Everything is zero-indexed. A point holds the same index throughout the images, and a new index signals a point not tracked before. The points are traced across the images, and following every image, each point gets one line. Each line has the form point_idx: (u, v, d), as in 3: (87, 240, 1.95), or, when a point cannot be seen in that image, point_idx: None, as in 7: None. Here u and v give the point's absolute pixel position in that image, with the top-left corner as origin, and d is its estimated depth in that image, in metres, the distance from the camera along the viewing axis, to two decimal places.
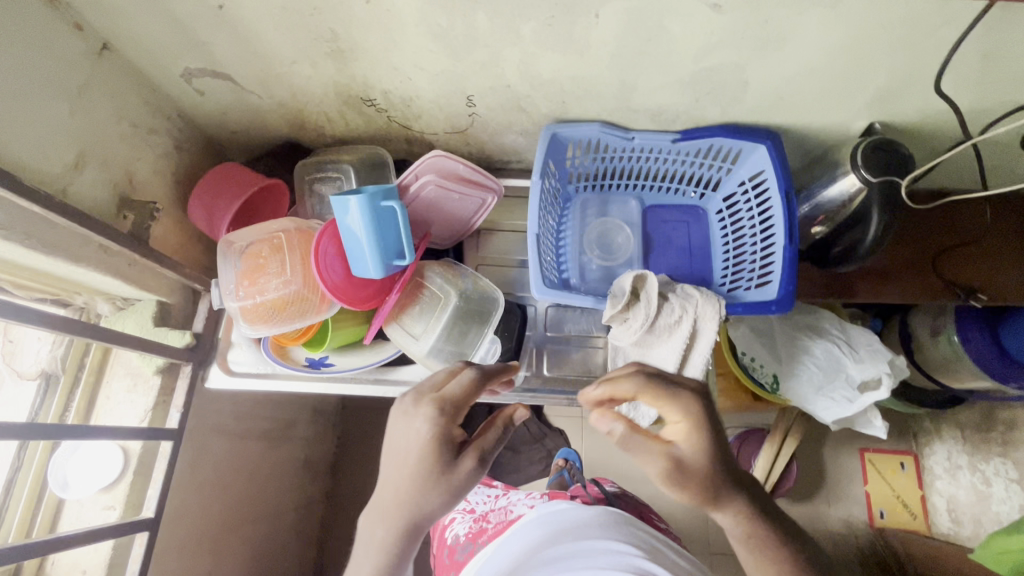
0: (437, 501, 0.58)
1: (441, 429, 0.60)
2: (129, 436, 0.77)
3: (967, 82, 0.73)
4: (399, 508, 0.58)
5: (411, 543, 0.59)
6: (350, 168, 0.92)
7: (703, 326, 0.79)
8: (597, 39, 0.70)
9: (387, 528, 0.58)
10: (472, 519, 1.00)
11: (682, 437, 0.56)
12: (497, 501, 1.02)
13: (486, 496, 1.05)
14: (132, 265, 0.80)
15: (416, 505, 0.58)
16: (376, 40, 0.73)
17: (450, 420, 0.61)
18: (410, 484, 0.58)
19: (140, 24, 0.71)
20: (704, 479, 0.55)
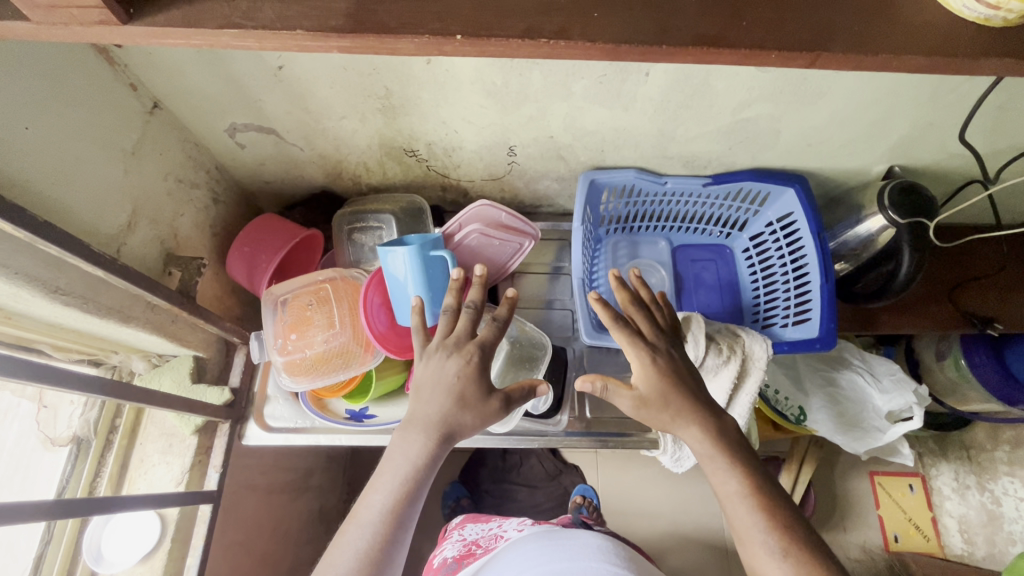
0: (473, 422, 0.60)
1: (478, 365, 0.61)
2: (172, 503, 0.74)
3: (983, 130, 0.79)
4: (435, 420, 0.60)
5: (442, 453, 0.61)
6: (391, 217, 0.93)
7: (752, 367, 0.81)
8: (644, 94, 0.73)
9: (421, 436, 0.60)
10: (462, 543, 1.00)
11: (640, 377, 0.60)
12: (489, 529, 1.02)
13: (482, 528, 1.04)
14: (175, 322, 0.78)
15: (453, 417, 0.60)
16: (428, 97, 0.74)
17: (485, 361, 0.62)
18: (446, 403, 0.60)
19: (193, 85, 0.71)
20: (662, 409, 0.60)
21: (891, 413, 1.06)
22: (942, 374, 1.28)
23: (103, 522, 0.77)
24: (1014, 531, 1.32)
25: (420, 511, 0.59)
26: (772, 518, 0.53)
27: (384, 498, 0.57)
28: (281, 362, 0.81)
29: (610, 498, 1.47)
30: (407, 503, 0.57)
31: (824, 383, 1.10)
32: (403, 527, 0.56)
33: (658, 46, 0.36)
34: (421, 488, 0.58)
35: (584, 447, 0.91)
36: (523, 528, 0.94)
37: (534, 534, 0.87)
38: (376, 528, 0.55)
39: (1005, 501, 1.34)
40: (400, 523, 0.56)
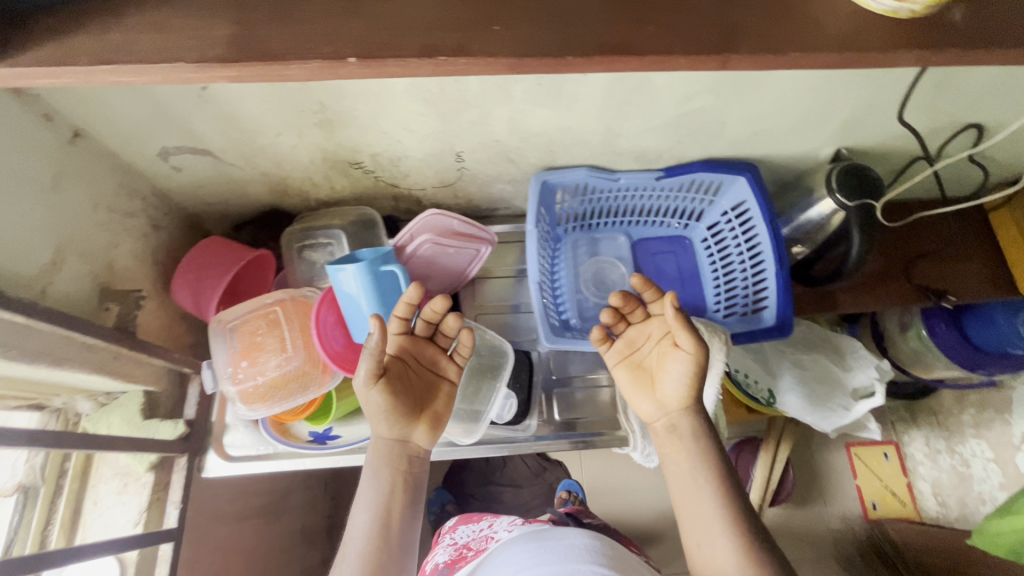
0: (419, 431, 0.67)
1: (393, 386, 0.65)
2: (127, 546, 0.72)
3: (921, 111, 0.80)
4: (394, 446, 0.66)
5: (409, 471, 0.66)
6: (341, 232, 0.91)
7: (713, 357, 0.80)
8: (585, 93, 0.72)
9: (381, 462, 0.65)
10: (453, 547, 1.00)
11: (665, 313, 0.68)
12: (480, 530, 1.01)
13: (473, 529, 1.03)
14: (117, 359, 0.75)
15: (403, 429, 0.66)
16: (364, 108, 0.72)
17: (400, 378, 0.67)
18: (389, 421, 0.65)
19: (115, 112, 0.68)
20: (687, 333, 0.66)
21: (856, 391, 1.07)
22: (906, 346, 1.31)
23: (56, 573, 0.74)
24: (983, 491, 1.35)
25: (405, 528, 0.63)
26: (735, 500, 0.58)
27: (361, 526, 0.62)
28: (234, 392, 0.78)
29: (594, 492, 1.48)
30: (383, 526, 0.62)
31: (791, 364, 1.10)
32: (388, 548, 0.61)
33: (565, 57, 0.34)
34: (393, 510, 0.63)
35: (554, 449, 0.91)
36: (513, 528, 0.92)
37: (526, 536, 0.83)
38: (360, 554, 0.60)
39: (973, 463, 1.37)
40: (383, 544, 0.61)
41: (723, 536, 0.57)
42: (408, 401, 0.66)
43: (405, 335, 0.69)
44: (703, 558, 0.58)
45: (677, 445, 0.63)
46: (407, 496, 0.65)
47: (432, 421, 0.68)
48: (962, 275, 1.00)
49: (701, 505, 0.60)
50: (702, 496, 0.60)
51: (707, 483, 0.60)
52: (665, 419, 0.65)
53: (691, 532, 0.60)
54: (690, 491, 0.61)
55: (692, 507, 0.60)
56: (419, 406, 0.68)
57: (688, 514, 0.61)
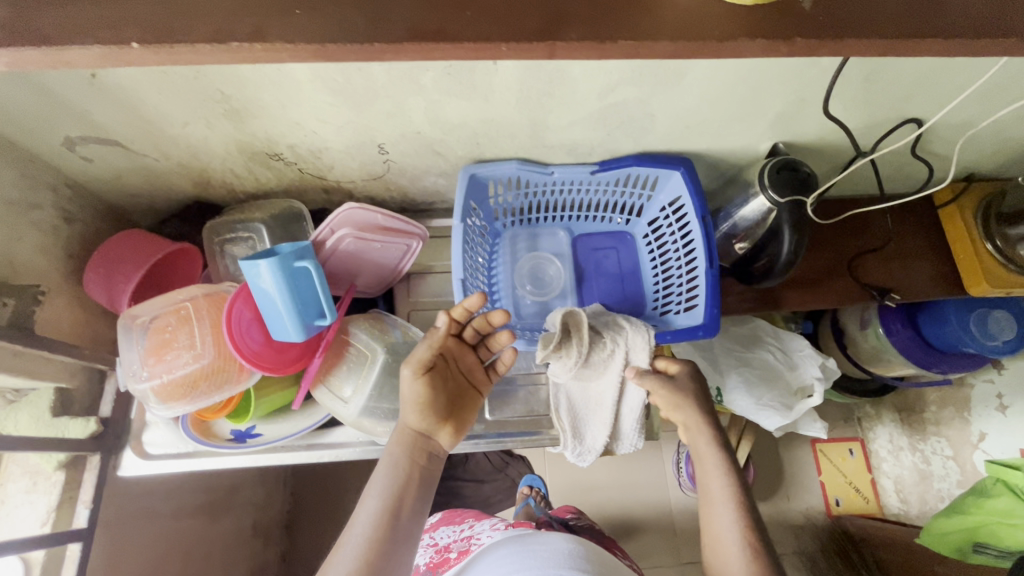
0: (443, 431, 0.73)
1: (435, 385, 0.72)
2: (27, 547, 0.70)
3: (853, 105, 0.78)
4: (418, 437, 0.72)
5: (425, 465, 0.71)
6: (262, 226, 0.88)
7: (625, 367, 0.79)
8: (499, 84, 0.70)
9: (404, 452, 0.71)
10: (434, 550, 1.00)
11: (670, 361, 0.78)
12: (461, 531, 1.01)
13: (453, 530, 1.03)
14: (18, 355, 0.73)
15: (428, 424, 0.72)
16: (269, 98, 0.69)
17: (443, 377, 0.74)
18: (417, 411, 0.71)
19: (4, 100, 0.65)
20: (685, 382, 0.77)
21: (801, 389, 1.06)
22: (865, 344, 1.29)
23: None
24: (943, 489, 1.38)
25: (412, 516, 0.67)
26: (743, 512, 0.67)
27: (371, 506, 0.66)
28: (144, 391, 0.76)
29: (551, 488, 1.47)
30: (393, 509, 0.66)
31: (737, 363, 1.09)
32: (392, 531, 0.64)
33: None
34: (406, 497, 0.68)
35: (484, 447, 0.90)
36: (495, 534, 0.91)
37: (508, 543, 0.83)
38: (367, 531, 0.64)
39: (933, 461, 1.40)
40: (387, 528, 0.64)
41: (734, 546, 0.66)
42: (445, 402, 0.74)
43: (456, 342, 0.76)
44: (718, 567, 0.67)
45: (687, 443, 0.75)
46: (420, 487, 0.69)
47: (455, 425, 0.75)
48: (905, 274, 0.98)
49: (722, 505, 0.69)
50: (720, 508, 0.69)
51: (726, 502, 0.69)
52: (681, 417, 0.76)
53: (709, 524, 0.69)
54: (709, 507, 0.70)
55: (711, 519, 0.69)
56: (450, 410, 0.74)
57: (708, 529, 0.69)
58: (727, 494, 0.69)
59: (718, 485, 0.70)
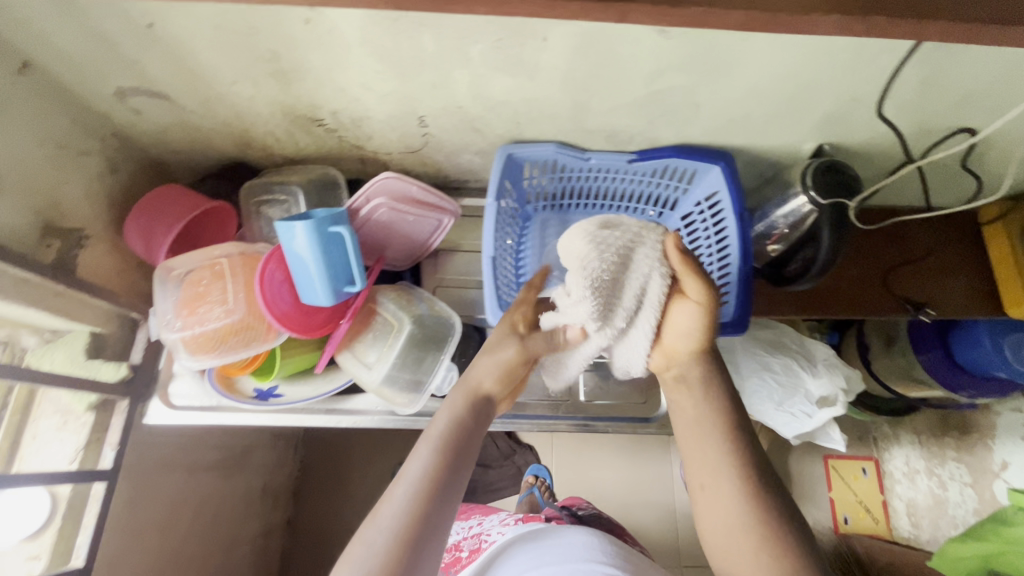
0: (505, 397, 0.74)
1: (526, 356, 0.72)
2: (55, 481, 0.73)
3: (907, 108, 0.75)
4: (475, 395, 0.69)
5: (479, 425, 0.67)
6: (298, 189, 0.90)
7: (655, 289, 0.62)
8: (547, 61, 0.69)
9: (460, 410, 0.67)
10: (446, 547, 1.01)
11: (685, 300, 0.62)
12: (471, 528, 1.02)
13: (464, 528, 1.05)
14: (59, 296, 0.76)
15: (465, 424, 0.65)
16: (318, 61, 0.70)
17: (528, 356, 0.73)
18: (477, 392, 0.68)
19: (63, 44, 0.67)
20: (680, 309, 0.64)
21: (823, 398, 1.05)
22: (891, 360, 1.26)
23: None
24: (958, 516, 1.33)
25: (463, 475, 0.62)
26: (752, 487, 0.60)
27: (422, 458, 0.61)
28: (174, 339, 0.77)
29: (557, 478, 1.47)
30: (446, 465, 0.61)
31: (758, 366, 1.07)
32: (442, 489, 0.59)
33: None
34: (461, 456, 0.63)
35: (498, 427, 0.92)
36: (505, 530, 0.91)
37: (522, 540, 0.82)
38: (417, 481, 0.59)
39: (950, 486, 1.35)
40: (439, 483, 0.59)
41: (741, 526, 0.58)
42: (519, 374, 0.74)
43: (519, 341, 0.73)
44: (724, 552, 0.59)
45: (691, 410, 0.66)
46: (473, 448, 0.65)
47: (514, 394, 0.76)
48: (942, 289, 0.95)
49: (727, 481, 0.60)
50: (723, 486, 0.60)
51: (729, 475, 0.61)
52: (675, 368, 0.67)
53: (708, 502, 0.61)
54: (711, 481, 0.61)
55: (714, 497, 0.61)
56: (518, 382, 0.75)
57: (711, 510, 0.61)
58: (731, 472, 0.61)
59: (716, 456, 0.62)
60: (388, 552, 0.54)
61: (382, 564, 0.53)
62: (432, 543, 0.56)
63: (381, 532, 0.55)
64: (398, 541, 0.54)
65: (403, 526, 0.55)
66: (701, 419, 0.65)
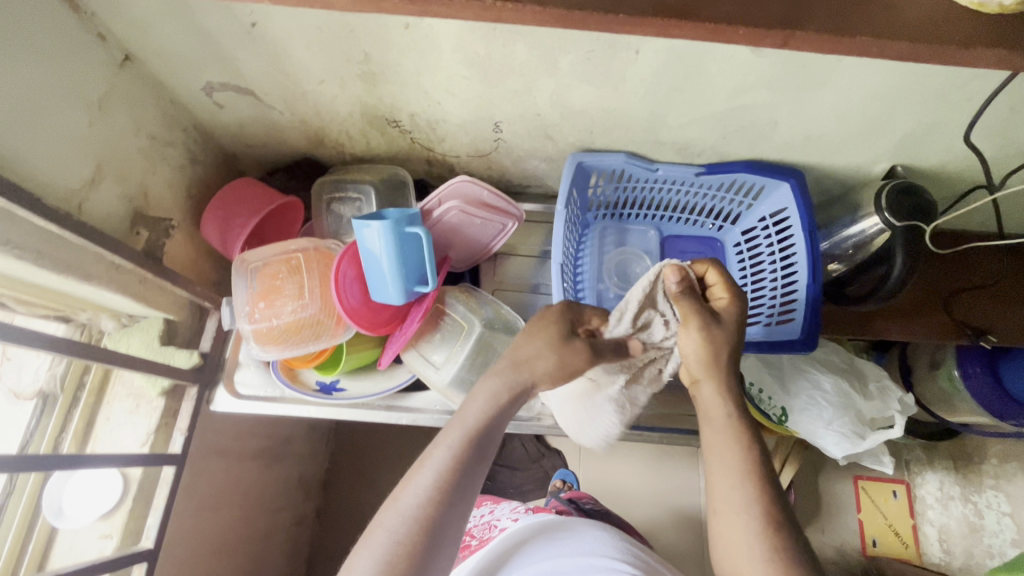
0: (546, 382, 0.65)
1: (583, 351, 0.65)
2: (131, 463, 0.75)
3: (991, 134, 0.75)
4: (519, 383, 0.62)
5: (512, 412, 0.63)
6: (371, 189, 0.91)
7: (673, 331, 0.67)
8: (634, 73, 0.70)
9: (498, 397, 0.61)
10: None
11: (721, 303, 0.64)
12: (481, 516, 1.02)
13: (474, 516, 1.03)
14: (142, 283, 0.78)
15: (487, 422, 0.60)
16: (408, 64, 0.71)
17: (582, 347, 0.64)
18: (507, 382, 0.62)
19: (165, 40, 0.69)
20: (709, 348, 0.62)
21: (873, 420, 1.05)
22: (935, 385, 1.22)
23: (64, 479, 0.79)
24: (993, 545, 1.28)
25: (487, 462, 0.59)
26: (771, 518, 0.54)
27: (450, 443, 0.57)
28: (248, 330, 0.80)
29: (589, 484, 1.46)
30: (472, 453, 0.57)
31: (809, 384, 1.05)
32: (467, 477, 0.56)
33: (615, 16, 0.33)
34: (488, 445, 0.59)
35: (554, 432, 0.92)
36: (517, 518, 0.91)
37: (537, 535, 0.81)
38: (443, 469, 0.56)
39: (987, 514, 1.30)
40: (464, 471, 0.56)
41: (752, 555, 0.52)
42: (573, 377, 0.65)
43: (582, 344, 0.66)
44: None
45: (709, 433, 0.61)
46: (500, 436, 0.61)
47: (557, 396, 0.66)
48: (1007, 316, 0.94)
49: (743, 513, 0.55)
50: (738, 509, 0.55)
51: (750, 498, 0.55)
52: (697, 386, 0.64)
53: (720, 527, 0.56)
54: (727, 506, 0.56)
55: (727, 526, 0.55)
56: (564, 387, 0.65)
57: (722, 535, 0.56)
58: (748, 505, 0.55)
59: (733, 488, 0.56)
60: (410, 539, 0.52)
61: (401, 551, 0.51)
62: (450, 530, 0.54)
63: (403, 519, 0.53)
64: (419, 528, 0.52)
65: (421, 515, 0.53)
66: (728, 447, 0.58)
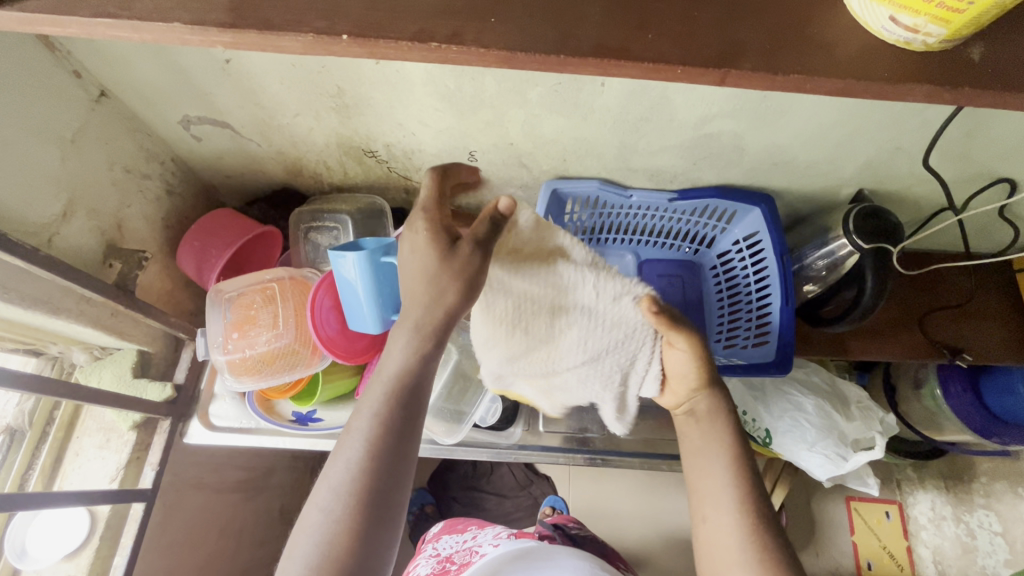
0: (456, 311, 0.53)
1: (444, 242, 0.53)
2: (99, 501, 0.74)
3: (951, 158, 0.77)
4: (434, 333, 0.54)
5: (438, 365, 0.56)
6: (348, 217, 0.92)
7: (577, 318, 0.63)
8: (601, 104, 0.71)
9: (417, 351, 0.54)
10: (436, 560, 0.96)
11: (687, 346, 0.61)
12: (463, 542, 0.97)
13: (457, 541, 0.99)
14: (113, 315, 0.78)
15: (415, 381, 0.54)
16: (381, 97, 0.73)
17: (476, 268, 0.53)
18: (420, 336, 0.54)
19: (140, 77, 0.70)
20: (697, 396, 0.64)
21: (856, 441, 1.03)
22: (919, 404, 1.22)
23: (29, 518, 0.77)
24: (987, 565, 1.25)
25: (418, 420, 0.55)
26: (753, 528, 0.57)
27: (373, 410, 0.53)
28: (222, 361, 0.80)
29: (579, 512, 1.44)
30: (399, 415, 0.53)
31: (790, 406, 1.05)
32: (396, 437, 0.52)
33: (557, 56, 0.35)
34: (417, 401, 0.54)
35: (535, 459, 0.91)
36: (499, 543, 0.88)
37: (516, 566, 0.80)
38: (369, 437, 0.52)
39: (979, 535, 1.27)
40: (392, 435, 0.52)
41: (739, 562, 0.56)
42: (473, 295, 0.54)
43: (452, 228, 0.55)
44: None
45: (695, 433, 0.64)
46: (429, 388, 0.56)
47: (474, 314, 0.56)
48: (980, 334, 0.95)
49: (727, 519, 0.58)
50: (726, 525, 0.58)
51: (734, 508, 0.58)
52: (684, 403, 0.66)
53: (708, 533, 0.59)
54: (716, 513, 0.59)
55: (717, 535, 0.58)
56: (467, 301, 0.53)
57: (712, 543, 0.59)
58: (733, 518, 0.58)
59: (720, 502, 0.59)
60: (347, 517, 0.49)
61: (342, 531, 0.49)
62: (391, 497, 0.51)
63: (335, 497, 0.50)
64: (354, 501, 0.50)
65: (355, 485, 0.50)
66: (712, 464, 0.61)
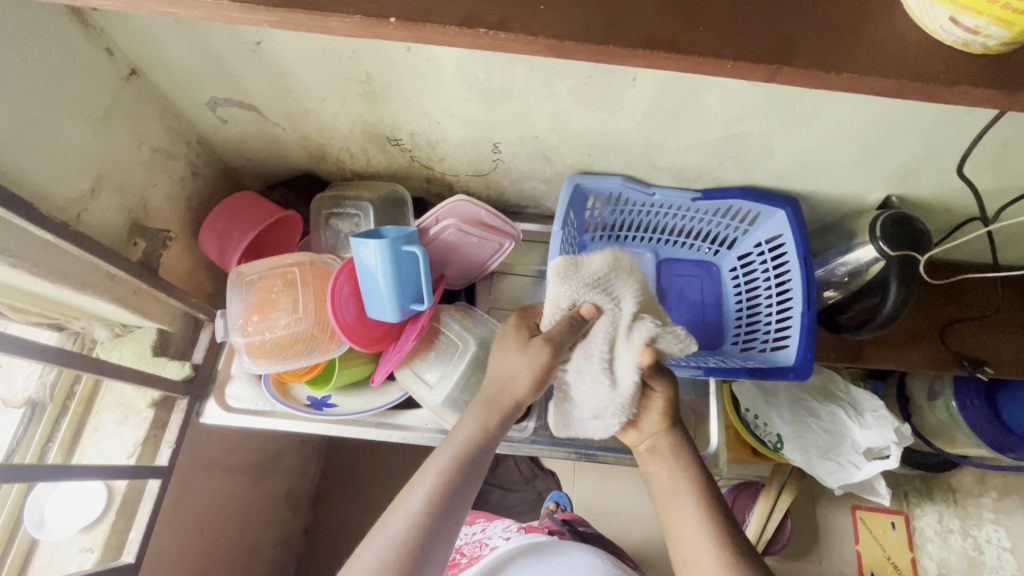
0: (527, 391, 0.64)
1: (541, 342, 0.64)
2: (117, 475, 0.75)
3: (985, 167, 0.75)
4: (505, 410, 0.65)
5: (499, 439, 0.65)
6: (369, 205, 0.91)
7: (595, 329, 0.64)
8: (631, 99, 0.70)
9: (487, 423, 0.64)
10: None
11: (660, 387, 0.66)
12: (470, 534, 0.98)
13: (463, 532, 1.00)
14: (136, 293, 0.78)
15: (479, 448, 0.62)
16: (409, 85, 0.72)
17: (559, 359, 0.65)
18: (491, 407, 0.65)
19: (171, 57, 0.70)
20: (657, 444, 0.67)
21: (871, 450, 1.01)
22: (932, 415, 1.21)
23: (48, 489, 0.78)
24: None
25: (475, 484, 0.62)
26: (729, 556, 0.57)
27: (440, 467, 0.60)
28: (242, 343, 0.80)
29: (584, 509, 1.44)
30: (462, 477, 0.60)
31: (803, 412, 1.05)
32: (455, 501, 0.59)
33: (606, 47, 0.34)
34: (477, 467, 0.62)
35: (546, 455, 0.91)
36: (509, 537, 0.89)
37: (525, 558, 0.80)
38: (432, 494, 0.58)
39: (987, 549, 1.25)
40: (452, 494, 0.59)
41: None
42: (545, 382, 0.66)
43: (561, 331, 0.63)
44: None
45: (660, 471, 0.66)
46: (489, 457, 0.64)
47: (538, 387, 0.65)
48: (1002, 347, 0.93)
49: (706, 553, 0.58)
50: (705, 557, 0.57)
51: (709, 534, 0.58)
52: (645, 441, 0.69)
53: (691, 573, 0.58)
54: (691, 547, 0.59)
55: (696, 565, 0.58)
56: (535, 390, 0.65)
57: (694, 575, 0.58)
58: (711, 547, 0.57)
59: (692, 524, 0.60)
60: (399, 563, 0.54)
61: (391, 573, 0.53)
62: (437, 549, 0.56)
63: (392, 543, 0.55)
64: (407, 547, 0.55)
65: (410, 534, 0.56)
66: (676, 495, 0.63)
